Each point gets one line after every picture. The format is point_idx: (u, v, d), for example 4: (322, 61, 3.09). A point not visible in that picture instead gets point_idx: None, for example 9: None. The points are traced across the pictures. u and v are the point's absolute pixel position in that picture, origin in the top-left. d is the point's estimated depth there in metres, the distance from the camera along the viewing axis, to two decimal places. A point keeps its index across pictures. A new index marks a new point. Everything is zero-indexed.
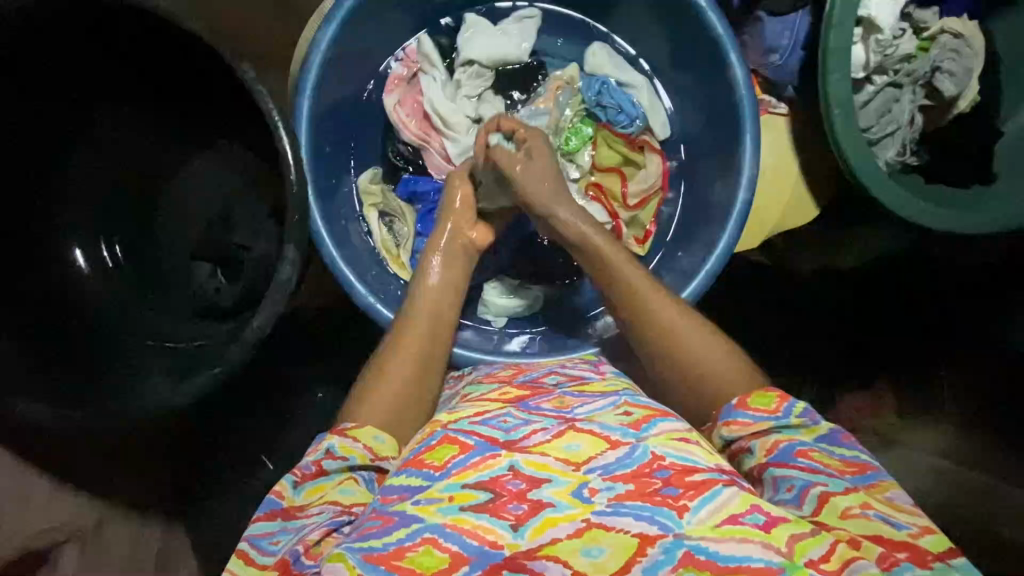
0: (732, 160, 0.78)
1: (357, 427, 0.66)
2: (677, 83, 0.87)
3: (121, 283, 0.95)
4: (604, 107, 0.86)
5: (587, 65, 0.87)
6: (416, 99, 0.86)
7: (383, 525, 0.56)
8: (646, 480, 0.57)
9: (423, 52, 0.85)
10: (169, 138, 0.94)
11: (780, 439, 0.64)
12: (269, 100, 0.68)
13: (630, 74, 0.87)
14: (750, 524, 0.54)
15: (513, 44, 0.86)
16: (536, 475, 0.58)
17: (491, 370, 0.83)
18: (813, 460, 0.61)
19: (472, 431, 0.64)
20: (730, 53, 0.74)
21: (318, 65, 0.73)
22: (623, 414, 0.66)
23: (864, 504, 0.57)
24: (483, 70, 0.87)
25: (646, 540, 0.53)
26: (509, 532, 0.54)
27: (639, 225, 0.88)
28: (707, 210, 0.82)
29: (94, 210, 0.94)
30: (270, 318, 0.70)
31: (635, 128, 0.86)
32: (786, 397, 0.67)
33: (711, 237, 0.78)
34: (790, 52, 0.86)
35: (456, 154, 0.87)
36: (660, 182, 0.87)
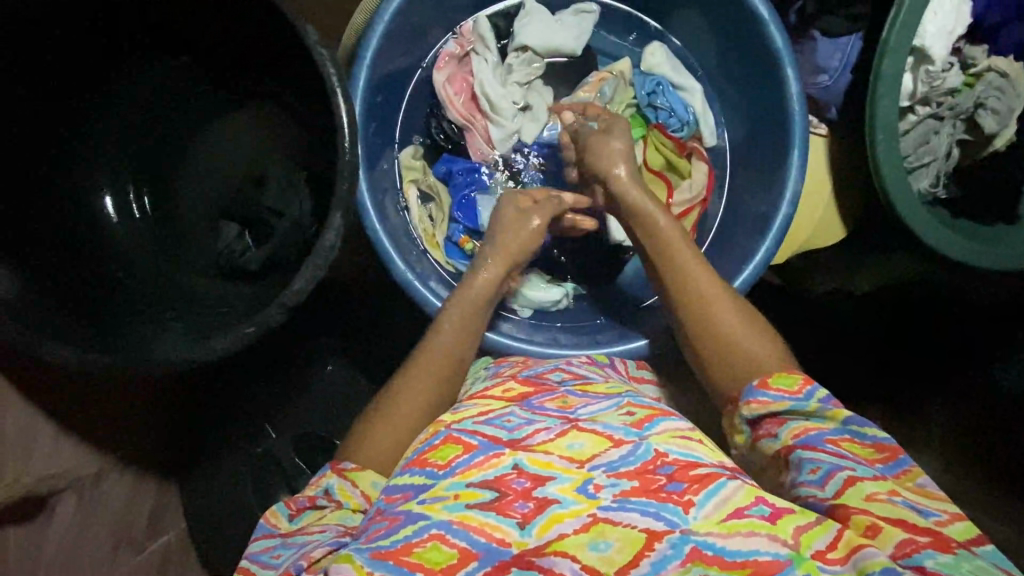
0: (772, 176, 0.79)
1: (357, 469, 0.66)
2: (723, 95, 0.88)
3: (148, 233, 0.94)
4: (655, 108, 0.87)
5: (643, 63, 0.88)
6: (466, 79, 0.85)
7: (390, 524, 0.56)
8: (650, 476, 0.59)
9: (479, 33, 0.84)
10: (213, 91, 0.93)
11: (808, 426, 0.61)
12: (330, 67, 0.68)
13: (685, 77, 0.87)
14: (756, 515, 0.54)
15: (568, 35, 0.85)
16: (540, 474, 0.59)
17: (499, 368, 0.83)
18: (843, 447, 0.59)
19: (475, 431, 0.65)
20: (786, 67, 0.75)
21: (380, 35, 0.73)
22: (626, 414, 0.68)
23: (892, 490, 0.54)
24: (534, 57, 0.86)
25: (654, 535, 0.54)
26: (517, 530, 0.55)
27: None
28: (748, 219, 0.82)
29: (129, 156, 0.93)
30: (309, 283, 0.69)
31: (685, 132, 0.87)
32: (810, 380, 0.64)
33: (749, 248, 0.78)
34: (839, 74, 0.87)
35: (499, 139, 0.86)
36: (704, 193, 0.86)
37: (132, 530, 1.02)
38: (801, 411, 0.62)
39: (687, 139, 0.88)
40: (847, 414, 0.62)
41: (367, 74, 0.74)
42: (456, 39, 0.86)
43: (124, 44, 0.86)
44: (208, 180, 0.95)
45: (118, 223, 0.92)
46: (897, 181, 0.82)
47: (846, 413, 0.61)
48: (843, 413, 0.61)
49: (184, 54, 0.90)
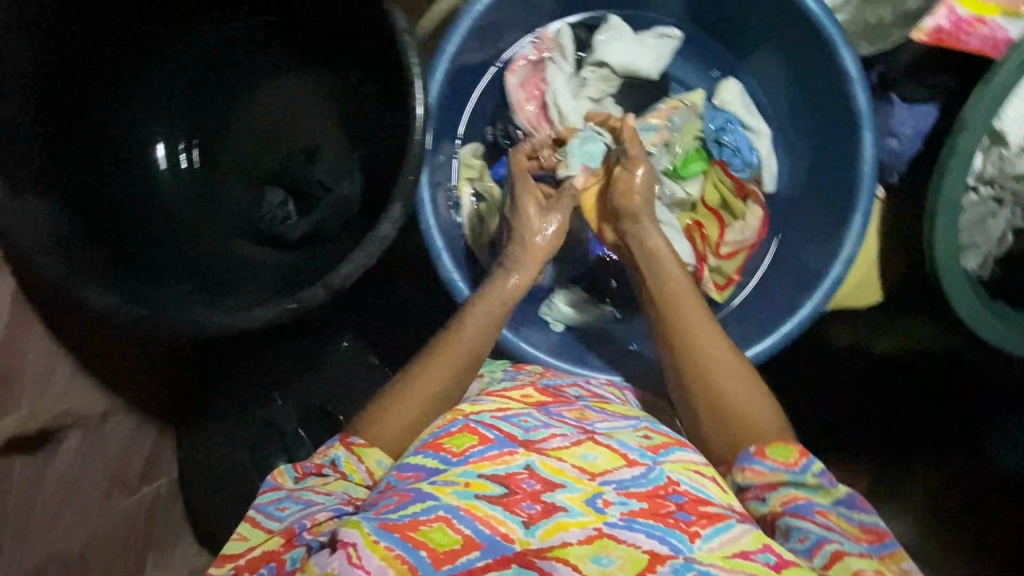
0: (830, 235, 0.79)
1: (364, 444, 0.65)
2: (790, 144, 0.86)
3: (192, 185, 0.93)
4: (721, 144, 0.86)
5: (716, 98, 0.87)
6: (539, 86, 0.85)
7: (399, 500, 0.56)
8: (659, 501, 0.58)
9: (559, 43, 0.85)
10: (279, 53, 0.92)
11: (796, 496, 0.60)
12: (414, 56, 0.67)
13: (756, 119, 0.86)
14: (761, 561, 0.54)
15: (647, 56, 0.85)
16: (551, 479, 0.59)
17: (516, 376, 0.80)
18: (831, 520, 0.59)
19: (493, 426, 0.64)
20: (864, 130, 0.74)
21: (465, 30, 0.72)
22: (643, 437, 0.67)
23: (878, 570, 0.55)
24: (611, 75, 0.86)
25: (656, 558, 0.53)
26: (521, 528, 0.55)
27: (720, 272, 0.86)
28: (797, 274, 0.82)
29: (183, 105, 0.92)
30: (357, 269, 0.69)
31: (747, 174, 0.86)
32: (806, 453, 0.62)
33: (794, 302, 0.78)
34: (909, 141, 0.87)
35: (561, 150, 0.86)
36: (755, 238, 0.85)
37: (127, 473, 1.02)
38: (796, 484, 0.61)
39: (747, 181, 0.87)
40: (838, 492, 0.61)
41: (446, 66, 0.74)
42: (535, 44, 0.86)
43: None
44: (259, 138, 0.94)
45: (165, 172, 0.91)
46: (948, 257, 0.81)
47: (837, 491, 0.61)
48: (835, 492, 0.61)
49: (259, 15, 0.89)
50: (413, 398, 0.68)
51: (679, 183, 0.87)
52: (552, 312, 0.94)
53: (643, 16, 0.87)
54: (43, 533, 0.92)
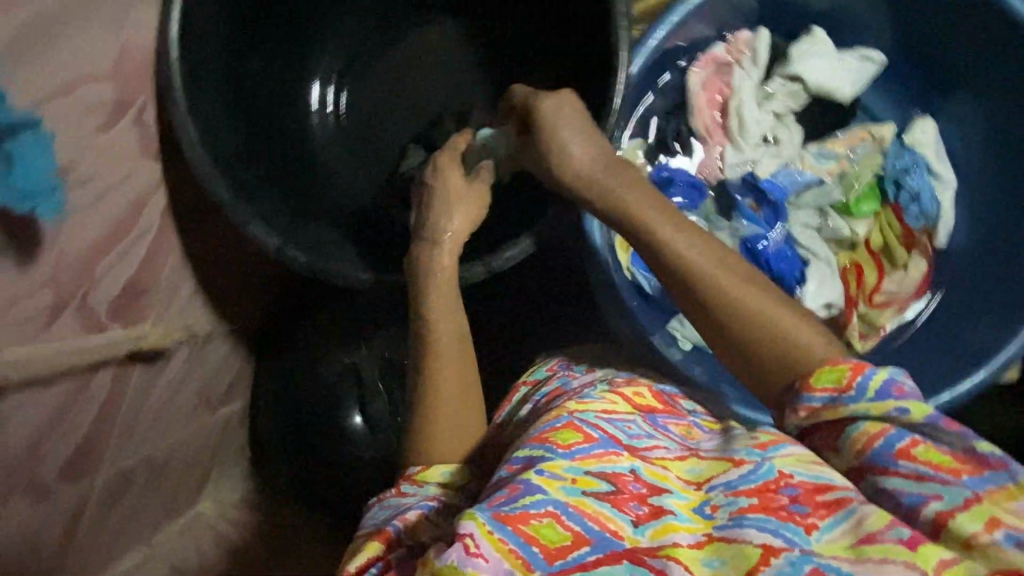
0: (1010, 310, 0.74)
1: (424, 469, 0.61)
2: (976, 200, 0.80)
3: (341, 134, 0.91)
4: (900, 188, 0.80)
5: (908, 135, 0.81)
6: (721, 90, 0.79)
7: (508, 493, 0.49)
8: (771, 495, 0.48)
9: (754, 47, 0.78)
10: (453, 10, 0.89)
11: (873, 432, 0.46)
12: (624, 50, 0.66)
13: (945, 166, 0.81)
14: (895, 541, 0.42)
15: (844, 78, 0.79)
16: (656, 484, 0.53)
17: (632, 376, 0.73)
18: (917, 457, 0.44)
19: (597, 425, 0.58)
20: None
21: (673, 25, 0.69)
22: (751, 437, 0.55)
23: (992, 524, 0.41)
24: (802, 92, 0.79)
25: (769, 551, 0.44)
26: (630, 526, 0.49)
27: (868, 321, 0.82)
28: (955, 340, 0.77)
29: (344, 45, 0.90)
30: (520, 253, 0.73)
31: (919, 224, 0.81)
32: (862, 366, 0.47)
33: (953, 370, 0.73)
34: None
35: (732, 163, 0.80)
36: (914, 293, 0.81)
37: (213, 393, 1.05)
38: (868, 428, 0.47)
39: (917, 231, 0.81)
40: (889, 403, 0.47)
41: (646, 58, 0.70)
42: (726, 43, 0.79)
43: None
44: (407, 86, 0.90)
45: (316, 115, 0.89)
46: None
47: (898, 400, 0.47)
48: (909, 411, 0.46)
49: None
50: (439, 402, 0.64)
51: (844, 220, 0.82)
52: (681, 327, 0.88)
53: (846, 33, 0.81)
54: (137, 442, 0.93)
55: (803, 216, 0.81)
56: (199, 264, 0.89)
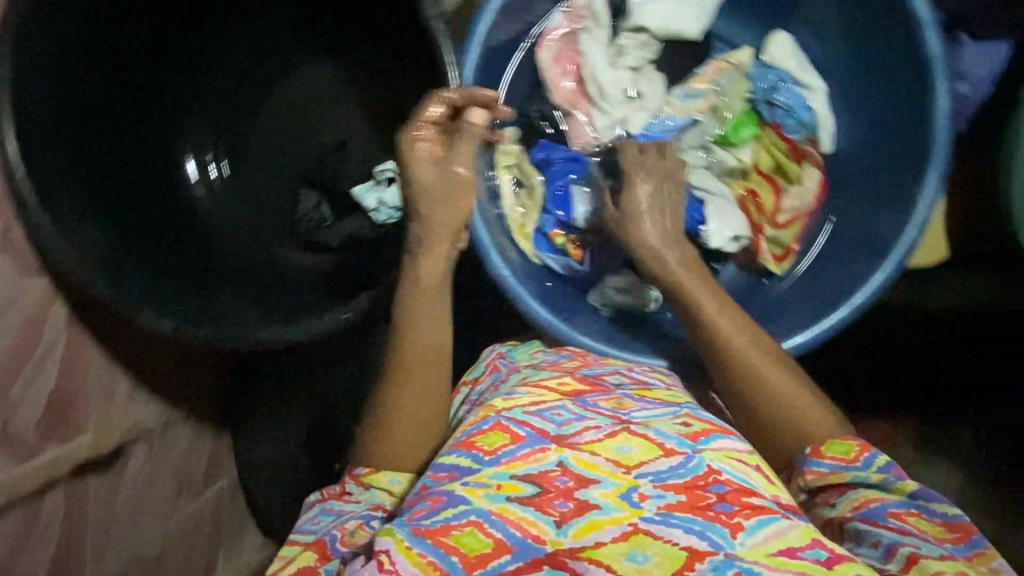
0: (901, 193, 0.73)
1: (371, 473, 0.67)
2: (852, 97, 0.80)
3: (226, 197, 0.91)
4: (772, 106, 0.81)
5: (766, 54, 0.81)
6: (573, 59, 0.81)
7: (432, 504, 0.56)
8: (699, 493, 0.56)
9: (592, 9, 0.80)
10: (302, 49, 0.89)
11: (871, 496, 0.58)
12: (449, 52, 0.66)
13: (812, 74, 0.81)
14: (811, 558, 0.52)
15: (688, 15, 0.80)
16: (584, 475, 0.58)
17: (558, 358, 0.78)
18: (908, 522, 0.56)
19: (523, 423, 0.63)
20: (938, 79, 0.68)
21: (494, 11, 0.68)
22: (681, 424, 0.65)
23: (960, 571, 0.51)
24: (650, 40, 0.81)
25: (694, 555, 0.51)
26: (553, 528, 0.54)
27: (778, 243, 0.82)
28: (863, 241, 0.77)
29: (207, 113, 0.90)
30: (407, 274, 0.68)
31: (802, 136, 0.81)
32: (867, 448, 0.62)
33: (863, 272, 0.74)
34: (981, 84, 0.80)
35: (602, 126, 0.82)
36: (814, 204, 0.81)
37: (193, 477, 1.04)
38: (861, 483, 0.60)
39: (801, 142, 0.82)
40: (913, 486, 0.59)
41: (477, 51, 0.69)
42: (565, 13, 0.81)
43: None
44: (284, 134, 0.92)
45: (199, 185, 0.90)
46: None
47: (913, 486, 0.59)
48: (909, 487, 0.59)
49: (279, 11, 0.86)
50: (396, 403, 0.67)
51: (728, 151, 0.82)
52: (601, 299, 0.88)
53: None
54: (121, 548, 0.94)
55: (687, 158, 0.82)
56: (128, 360, 0.90)
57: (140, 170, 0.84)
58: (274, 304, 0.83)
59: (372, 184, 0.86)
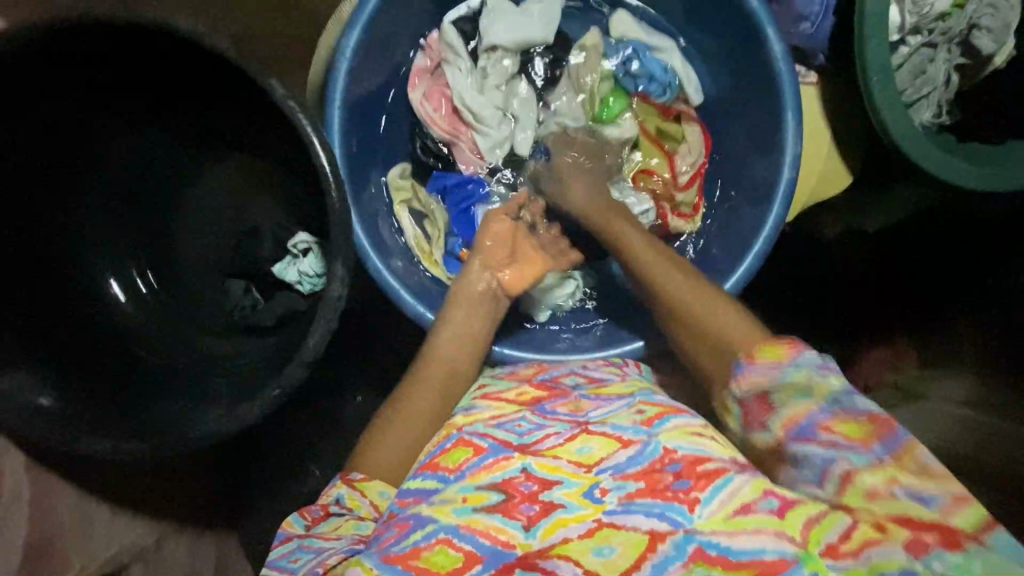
0: (769, 142, 0.84)
1: (365, 479, 0.68)
2: (707, 58, 0.93)
3: (157, 304, 0.97)
4: (634, 78, 0.95)
5: (613, 32, 0.97)
6: (443, 92, 0.94)
7: (400, 531, 0.56)
8: (657, 476, 0.58)
9: (446, 42, 0.92)
10: (195, 151, 0.96)
11: (798, 412, 0.60)
12: (305, 121, 0.68)
13: (658, 41, 0.95)
14: (765, 510, 0.54)
15: (535, 23, 0.95)
16: (547, 478, 0.59)
17: (513, 368, 0.83)
18: (835, 431, 0.58)
19: (487, 434, 0.65)
20: (768, 27, 0.78)
21: (345, 70, 0.77)
22: (636, 413, 0.66)
23: (890, 480, 0.54)
24: (507, 54, 0.95)
25: (656, 536, 0.53)
26: (521, 532, 0.55)
27: (687, 201, 0.96)
28: (755, 187, 0.87)
29: (123, 234, 0.96)
30: (323, 338, 0.70)
31: (669, 95, 0.95)
32: (796, 345, 0.62)
33: (760, 218, 0.83)
34: (820, 19, 0.86)
35: (486, 146, 0.96)
36: (702, 155, 0.95)
37: None
38: (791, 390, 0.60)
39: (671, 102, 0.96)
40: (835, 386, 0.60)
41: (339, 110, 0.79)
42: (424, 52, 0.94)
43: (103, 122, 0.87)
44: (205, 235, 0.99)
45: (127, 301, 0.95)
46: (896, 116, 0.79)
47: (836, 386, 0.60)
48: (830, 387, 0.60)
49: (165, 123, 0.92)
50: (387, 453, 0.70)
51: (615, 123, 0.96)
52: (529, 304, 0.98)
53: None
54: None
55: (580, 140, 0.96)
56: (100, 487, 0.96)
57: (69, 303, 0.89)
58: (219, 394, 0.85)
59: (290, 259, 0.91)
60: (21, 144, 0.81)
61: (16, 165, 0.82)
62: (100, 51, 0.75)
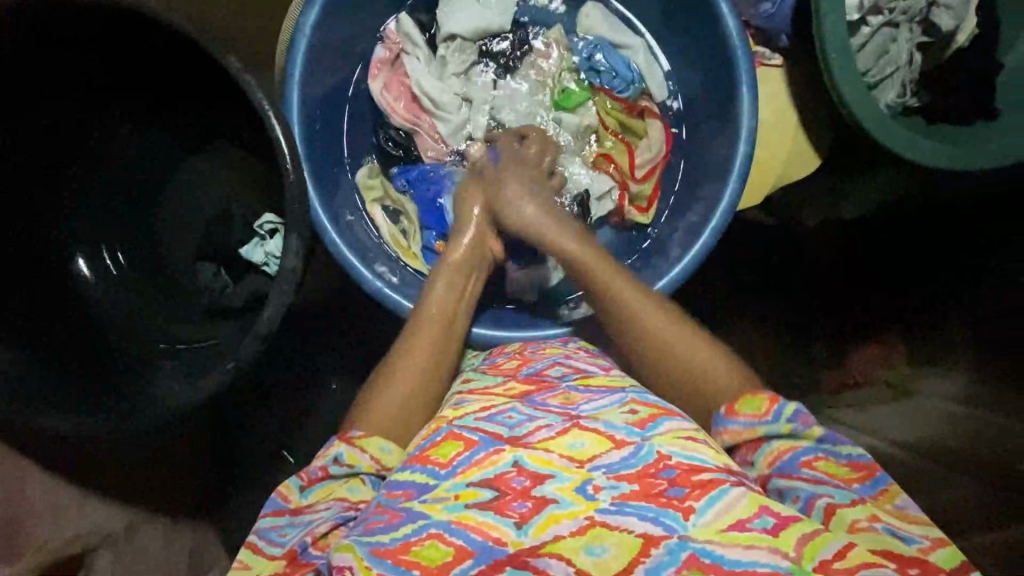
0: (728, 115, 0.87)
1: (364, 436, 0.65)
2: (672, 45, 0.96)
3: (127, 286, 0.98)
4: (598, 71, 0.97)
5: (580, 26, 1.00)
6: (402, 81, 0.96)
7: (391, 519, 0.55)
8: (651, 480, 0.55)
9: (404, 33, 0.94)
10: (169, 138, 0.97)
11: (782, 449, 0.62)
12: (258, 91, 0.69)
13: (625, 36, 0.98)
14: (758, 528, 0.51)
15: (493, 13, 0.96)
16: (539, 471, 0.56)
17: (494, 361, 0.83)
18: (817, 469, 0.60)
19: (476, 428, 0.62)
20: (720, 5, 0.82)
21: (303, 50, 0.79)
22: (629, 413, 0.63)
23: (872, 516, 0.56)
24: (465, 43, 0.97)
25: (650, 540, 0.51)
26: (513, 530, 0.53)
27: (642, 196, 0.98)
28: (713, 165, 0.89)
29: (99, 220, 0.98)
30: (277, 311, 0.70)
31: (632, 91, 0.97)
32: (775, 400, 0.64)
33: (716, 193, 0.86)
34: (781, 1, 0.87)
35: (448, 133, 0.97)
36: (664, 148, 0.97)
37: None
38: (772, 432, 0.63)
39: (634, 99, 0.98)
40: (819, 432, 0.63)
41: (297, 91, 0.80)
42: (384, 44, 0.95)
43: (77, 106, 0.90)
44: (197, 222, 0.99)
45: (94, 282, 0.96)
46: (857, 95, 0.79)
47: (819, 432, 0.63)
48: (817, 433, 0.63)
49: (139, 109, 0.94)
50: (388, 400, 0.69)
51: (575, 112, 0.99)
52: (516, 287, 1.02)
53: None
54: None
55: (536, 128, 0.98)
56: (104, 487, 1.00)
57: (63, 298, 0.93)
58: (189, 372, 0.85)
59: (257, 240, 0.93)
60: (20, 144, 0.87)
61: (16, 165, 0.88)
62: (89, 34, 0.78)
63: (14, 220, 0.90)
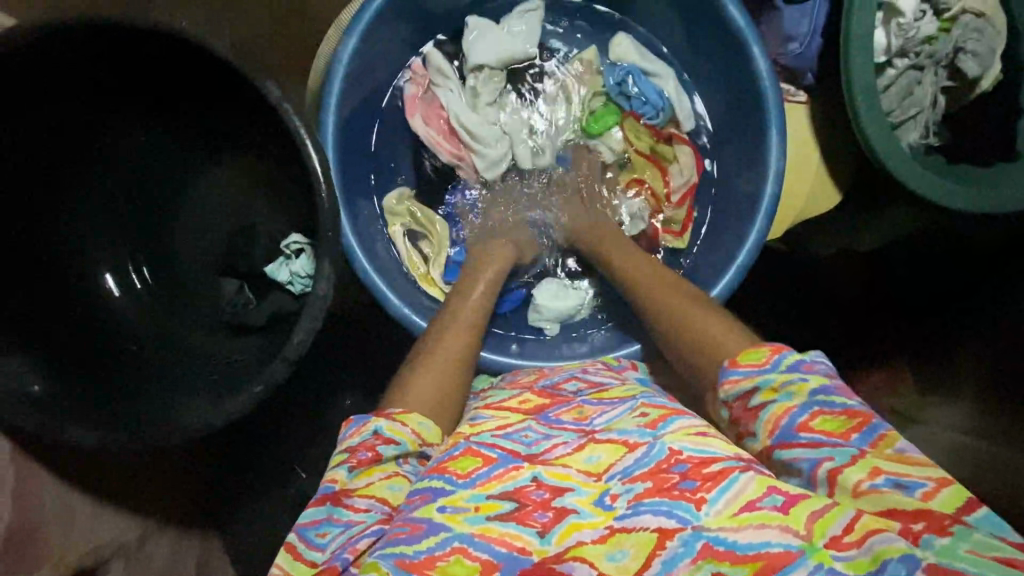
0: (756, 152, 0.88)
1: (404, 411, 0.66)
2: (697, 70, 0.97)
3: (150, 298, 1.00)
4: (629, 97, 0.98)
5: (613, 54, 0.99)
6: (439, 114, 0.97)
7: (411, 532, 0.54)
8: (664, 475, 0.55)
9: (435, 67, 0.96)
10: (196, 151, 0.98)
11: (779, 413, 0.59)
12: (295, 118, 0.70)
13: (654, 63, 0.98)
14: (769, 507, 0.51)
15: (518, 40, 0.98)
16: (558, 485, 0.56)
17: (514, 376, 0.83)
18: (815, 429, 0.57)
19: (494, 444, 0.62)
20: (752, 44, 0.83)
21: (341, 76, 0.80)
22: (640, 416, 0.63)
23: (873, 472, 0.53)
24: (493, 72, 0.98)
25: (665, 534, 0.52)
26: (537, 539, 0.53)
27: (675, 220, 1.00)
28: (738, 200, 0.92)
29: (124, 231, 0.99)
30: (309, 335, 0.71)
31: (661, 118, 0.98)
32: (779, 349, 0.62)
33: (741, 231, 0.87)
34: (809, 40, 0.88)
35: (485, 166, 0.98)
36: (694, 174, 0.98)
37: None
38: (768, 389, 0.60)
39: (663, 125, 0.99)
40: (813, 384, 0.59)
41: (333, 115, 0.81)
42: (412, 79, 0.97)
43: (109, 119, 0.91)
44: (205, 235, 1.01)
45: (119, 294, 0.98)
46: (883, 136, 0.81)
47: (811, 384, 0.59)
48: (808, 386, 0.59)
49: (169, 123, 0.96)
50: (415, 390, 0.69)
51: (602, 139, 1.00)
52: (541, 316, 1.00)
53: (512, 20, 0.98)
54: None
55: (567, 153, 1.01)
56: (105, 491, 0.96)
57: (63, 300, 0.92)
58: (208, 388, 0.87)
59: (282, 259, 0.93)
60: (19, 144, 0.84)
61: (16, 165, 0.85)
62: (95, 48, 0.77)
63: (13, 219, 0.87)
